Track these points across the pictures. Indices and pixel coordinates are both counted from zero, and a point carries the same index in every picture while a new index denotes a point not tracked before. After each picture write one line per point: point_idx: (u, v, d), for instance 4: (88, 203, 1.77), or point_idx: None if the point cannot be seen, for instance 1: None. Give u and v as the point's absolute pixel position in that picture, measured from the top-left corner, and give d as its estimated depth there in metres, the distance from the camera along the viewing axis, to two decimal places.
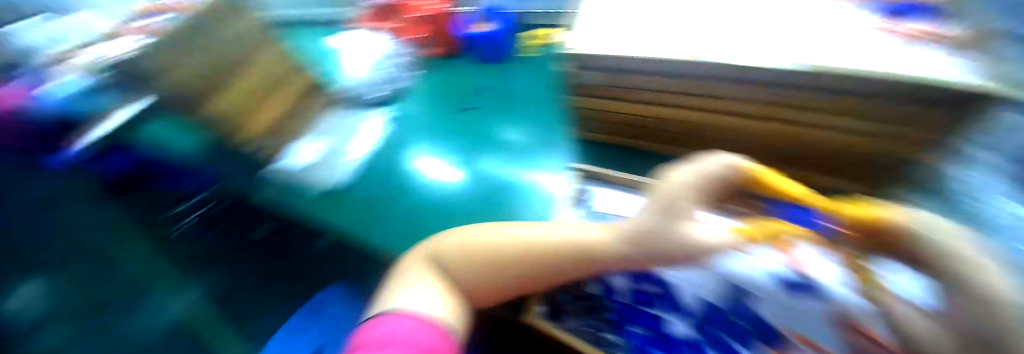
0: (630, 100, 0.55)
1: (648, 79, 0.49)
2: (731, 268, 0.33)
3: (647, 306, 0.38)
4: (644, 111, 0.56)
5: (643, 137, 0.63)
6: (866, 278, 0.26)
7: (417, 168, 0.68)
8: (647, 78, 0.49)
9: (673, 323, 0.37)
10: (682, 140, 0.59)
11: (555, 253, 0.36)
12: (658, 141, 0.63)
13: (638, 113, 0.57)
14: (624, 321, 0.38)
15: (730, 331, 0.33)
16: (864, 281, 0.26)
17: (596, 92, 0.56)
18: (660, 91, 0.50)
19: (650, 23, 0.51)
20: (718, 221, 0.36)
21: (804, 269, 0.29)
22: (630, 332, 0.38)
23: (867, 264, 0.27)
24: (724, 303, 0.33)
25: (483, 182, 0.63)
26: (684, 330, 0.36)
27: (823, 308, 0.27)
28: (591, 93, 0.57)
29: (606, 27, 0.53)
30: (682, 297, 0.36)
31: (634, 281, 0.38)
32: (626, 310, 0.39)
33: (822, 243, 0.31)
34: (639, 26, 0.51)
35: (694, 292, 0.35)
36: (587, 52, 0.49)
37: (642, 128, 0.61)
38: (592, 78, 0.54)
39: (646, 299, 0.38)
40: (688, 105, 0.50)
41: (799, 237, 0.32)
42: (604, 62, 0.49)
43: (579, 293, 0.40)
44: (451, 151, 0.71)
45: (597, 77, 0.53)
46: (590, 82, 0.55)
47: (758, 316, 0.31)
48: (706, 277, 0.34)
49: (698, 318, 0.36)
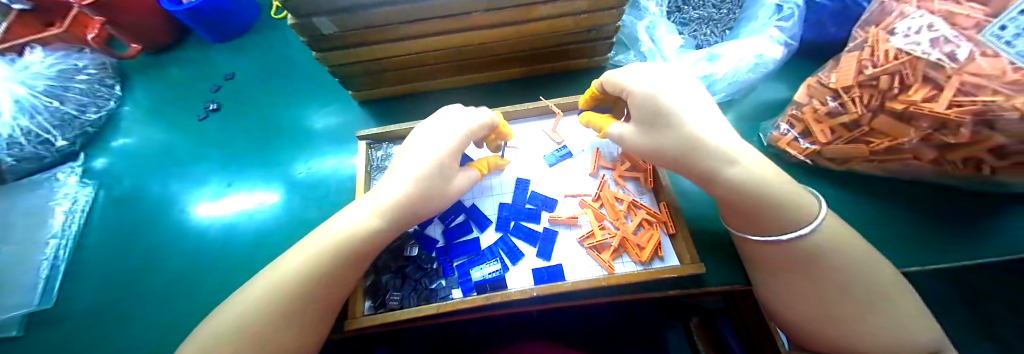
0: (396, 40, 0.44)
1: (446, 6, 0.39)
2: (528, 190, 0.46)
3: (471, 228, 0.44)
4: (427, 45, 0.46)
5: (515, 63, 0.53)
6: (617, 243, 0.40)
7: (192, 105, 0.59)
8: (430, 7, 0.38)
9: (478, 266, 0.41)
10: (527, 61, 0.53)
11: (347, 272, 0.31)
12: (476, 69, 0.53)
13: (434, 50, 0.47)
14: (424, 281, 0.40)
15: (522, 235, 0.43)
16: (594, 249, 0.41)
17: (358, 50, 0.44)
18: (434, 38, 0.44)
19: None
20: (574, 255, 0.41)
21: (579, 219, 0.43)
22: (441, 285, 0.40)
23: (653, 230, 0.41)
24: (531, 204, 0.45)
25: (309, 75, 0.58)
26: (490, 278, 0.39)
27: (585, 248, 0.41)
28: (347, 53, 0.45)
29: None
30: (435, 225, 0.45)
31: (467, 259, 0.42)
32: (446, 250, 0.43)
33: (619, 209, 0.43)
34: None
35: (439, 241, 0.44)
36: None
37: (450, 61, 0.50)
38: (336, 31, 0.40)
39: (465, 230, 0.44)
40: (518, 32, 0.46)
41: (574, 195, 0.45)
42: (352, 7, 0.36)
43: (420, 284, 0.40)
44: (183, 73, 0.61)
45: (341, 30, 0.40)
46: (332, 46, 0.43)
47: (539, 226, 0.44)
48: (493, 205, 0.46)
49: (496, 225, 0.44)
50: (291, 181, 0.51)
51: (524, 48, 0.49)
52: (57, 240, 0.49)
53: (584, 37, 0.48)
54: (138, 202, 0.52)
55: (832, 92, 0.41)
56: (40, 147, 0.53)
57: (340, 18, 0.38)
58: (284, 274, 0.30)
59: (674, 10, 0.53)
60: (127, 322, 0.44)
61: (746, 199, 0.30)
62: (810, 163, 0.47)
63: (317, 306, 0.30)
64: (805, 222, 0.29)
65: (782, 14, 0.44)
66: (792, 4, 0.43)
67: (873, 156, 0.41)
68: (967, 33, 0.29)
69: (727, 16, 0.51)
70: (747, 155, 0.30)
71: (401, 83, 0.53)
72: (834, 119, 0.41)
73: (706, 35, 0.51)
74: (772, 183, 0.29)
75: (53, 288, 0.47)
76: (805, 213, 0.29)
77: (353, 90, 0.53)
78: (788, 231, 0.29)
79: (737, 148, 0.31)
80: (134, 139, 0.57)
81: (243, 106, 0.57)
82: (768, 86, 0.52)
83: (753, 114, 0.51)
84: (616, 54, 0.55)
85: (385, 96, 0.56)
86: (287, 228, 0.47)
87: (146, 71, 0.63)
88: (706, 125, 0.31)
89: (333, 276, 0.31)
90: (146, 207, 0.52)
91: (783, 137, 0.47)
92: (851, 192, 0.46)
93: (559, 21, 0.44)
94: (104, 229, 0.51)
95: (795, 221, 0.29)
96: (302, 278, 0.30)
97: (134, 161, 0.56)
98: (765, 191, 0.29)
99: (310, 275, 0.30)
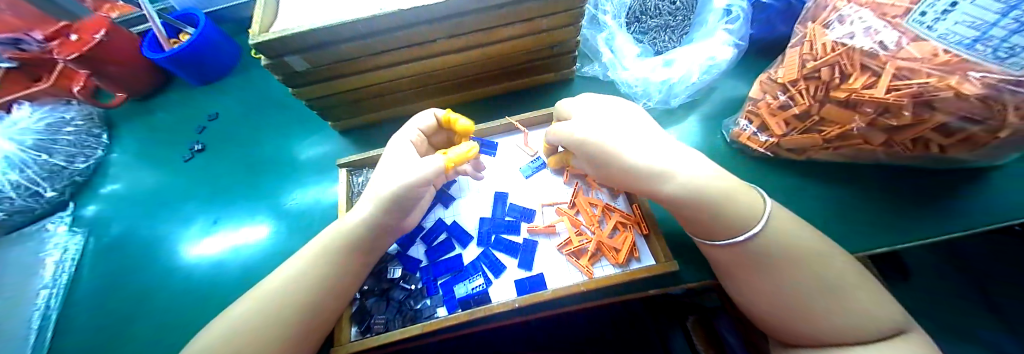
0: (367, 71, 0.46)
1: (411, 36, 0.41)
2: (506, 203, 0.47)
3: (453, 245, 0.45)
4: (398, 73, 0.48)
5: (486, 82, 0.55)
6: (595, 247, 0.41)
7: (176, 147, 0.60)
8: (395, 38, 0.41)
9: (461, 282, 0.41)
10: (497, 79, 0.55)
11: (329, 291, 0.33)
12: (449, 91, 0.55)
13: (405, 77, 0.49)
14: (408, 302, 0.41)
15: (503, 247, 0.43)
16: (574, 255, 0.41)
17: (332, 82, 0.46)
18: (404, 65, 0.46)
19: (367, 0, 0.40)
20: (556, 263, 0.42)
21: (557, 227, 0.44)
22: (425, 305, 0.41)
23: (627, 231, 0.43)
24: (510, 215, 0.46)
25: (291, 104, 0.61)
26: (474, 293, 0.40)
27: (566, 255, 0.42)
28: (322, 87, 0.47)
29: (312, 8, 0.41)
30: (420, 244, 0.46)
31: (450, 275, 0.43)
32: (430, 269, 0.44)
33: (594, 214, 0.44)
34: (350, 11, 0.39)
35: (422, 260, 0.45)
36: (281, 39, 0.36)
37: (423, 86, 0.52)
38: (308, 66, 0.42)
39: (447, 247, 0.45)
40: (484, 53, 0.48)
41: (551, 203, 0.46)
42: (320, 44, 0.39)
43: (404, 305, 0.41)
44: (170, 114, 0.63)
45: (313, 65, 0.42)
46: (308, 81, 0.45)
47: (519, 236, 0.45)
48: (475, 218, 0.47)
49: (478, 240, 0.45)
50: (278, 212, 0.52)
51: (492, 68, 0.52)
52: (48, 290, 0.50)
53: (548, 52, 0.51)
54: (128, 248, 0.53)
55: (781, 87, 0.43)
56: (30, 199, 0.53)
57: (311, 55, 0.40)
58: (267, 294, 0.31)
59: (633, 21, 0.54)
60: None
61: (692, 211, 0.33)
62: (771, 155, 0.49)
63: (304, 326, 0.30)
64: (753, 222, 0.30)
65: (729, 17, 0.47)
66: (737, 7, 0.46)
67: (828, 143, 0.43)
68: (895, 21, 0.31)
69: (683, 21, 0.54)
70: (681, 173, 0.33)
71: (379, 110, 0.55)
72: (787, 111, 0.43)
73: (664, 41, 0.53)
74: (716, 192, 0.31)
75: (44, 339, 0.47)
76: (752, 210, 0.30)
77: (333, 121, 0.55)
78: (736, 233, 0.31)
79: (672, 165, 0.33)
80: (122, 185, 0.59)
81: (228, 144, 0.58)
82: (727, 85, 0.54)
83: (717, 111, 0.53)
84: (582, 66, 0.57)
85: (365, 124, 0.58)
86: (275, 259, 0.48)
87: (134, 118, 0.65)
88: (642, 143, 0.35)
89: (319, 296, 0.32)
90: (135, 251, 0.53)
91: (743, 132, 0.49)
92: (815, 181, 0.48)
93: (524, 39, 0.47)
94: (96, 276, 0.52)
95: (739, 223, 0.30)
96: (283, 301, 0.30)
97: (123, 206, 0.57)
98: (712, 197, 0.31)
99: (294, 294, 0.31)
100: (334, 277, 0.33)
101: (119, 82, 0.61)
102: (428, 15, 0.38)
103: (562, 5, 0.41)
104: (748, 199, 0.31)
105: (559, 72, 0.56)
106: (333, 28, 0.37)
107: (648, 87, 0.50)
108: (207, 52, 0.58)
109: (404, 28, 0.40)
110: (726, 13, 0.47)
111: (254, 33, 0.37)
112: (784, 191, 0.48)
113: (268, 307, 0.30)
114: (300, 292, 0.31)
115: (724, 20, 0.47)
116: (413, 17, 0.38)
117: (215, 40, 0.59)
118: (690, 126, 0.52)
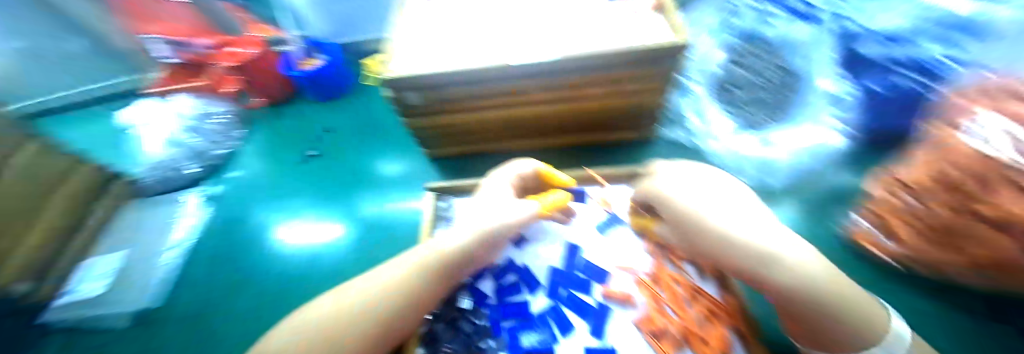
0: (468, 111, 0.50)
1: (512, 86, 0.45)
2: (579, 258, 0.47)
3: (521, 289, 0.46)
4: (493, 116, 0.51)
5: (569, 133, 0.57)
6: (678, 333, 0.37)
7: (293, 148, 0.71)
8: (499, 87, 0.45)
9: (527, 332, 0.41)
10: (580, 131, 0.57)
11: (407, 302, 0.32)
12: (533, 136, 0.58)
13: (497, 119, 0.52)
14: (472, 339, 0.41)
15: (572, 304, 0.43)
16: (655, 335, 0.37)
17: (436, 116, 0.51)
18: (500, 110, 0.50)
19: (484, 51, 0.44)
20: (634, 338, 0.37)
21: (635, 296, 0.41)
22: (490, 346, 0.41)
23: (717, 322, 0.38)
24: (582, 272, 0.46)
25: (392, 126, 0.70)
26: (538, 347, 0.39)
27: (642, 334, 0.38)
28: (426, 118, 0.52)
29: (426, 47, 0.45)
30: (490, 281, 0.47)
31: (514, 320, 0.43)
32: (497, 309, 0.45)
33: (675, 292, 0.42)
34: (465, 57, 0.42)
35: (491, 299, 0.46)
36: (407, 77, 0.42)
37: (511, 128, 0.55)
38: (420, 101, 0.47)
39: (516, 291, 0.46)
40: (576, 107, 0.49)
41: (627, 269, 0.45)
42: (435, 84, 0.44)
43: (467, 341, 0.41)
44: (292, 119, 0.74)
45: (424, 101, 0.47)
46: (414, 113, 0.50)
47: (591, 297, 0.43)
48: (546, 267, 0.48)
49: (547, 289, 0.46)
50: (367, 220, 0.58)
51: (578, 120, 0.53)
52: (173, 250, 0.60)
53: (636, 113, 0.51)
54: (240, 228, 0.62)
55: (904, 189, 0.38)
56: (173, 173, 0.66)
57: (426, 92, 0.45)
58: (350, 295, 0.31)
59: (724, 91, 0.57)
60: (207, 330, 0.50)
61: (794, 309, 0.25)
62: (900, 268, 0.42)
63: (369, 336, 0.28)
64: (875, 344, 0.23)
65: (841, 105, 0.49)
66: (848, 95, 0.48)
67: (979, 268, 0.34)
68: None
69: (780, 99, 0.55)
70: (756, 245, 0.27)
71: (465, 144, 0.60)
72: (912, 215, 0.37)
73: (759, 116, 0.53)
74: (834, 293, 0.23)
75: (161, 291, 0.56)
76: (876, 325, 0.23)
77: (426, 147, 0.61)
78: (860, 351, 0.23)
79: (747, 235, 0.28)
80: (248, 171, 0.69)
81: (335, 153, 0.68)
82: (833, 173, 0.50)
83: (822, 202, 0.49)
84: (667, 129, 0.58)
85: (452, 154, 0.63)
86: (360, 263, 0.53)
87: (261, 119, 0.77)
88: (737, 214, 0.30)
89: (396, 304, 0.31)
90: (245, 230, 0.62)
91: (862, 232, 0.44)
92: (960, 306, 0.39)
93: (619, 101, 0.49)
94: (208, 249, 0.60)
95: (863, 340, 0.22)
96: (362, 304, 0.30)
97: (241, 191, 0.67)
98: (816, 296, 0.23)
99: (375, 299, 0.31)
100: (412, 292, 0.32)
101: (255, 89, 0.74)
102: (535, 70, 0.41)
103: (664, 73, 0.42)
104: (872, 312, 0.23)
105: (642, 131, 0.57)
106: (451, 73, 0.41)
107: (733, 161, 0.50)
108: (331, 76, 0.71)
109: (507, 81, 0.42)
110: (840, 100, 0.48)
111: (384, 70, 0.43)
112: (909, 309, 0.40)
113: (346, 310, 0.29)
114: (381, 298, 0.31)
115: (838, 104, 0.49)
116: (521, 70, 0.41)
117: (339, 67, 0.72)
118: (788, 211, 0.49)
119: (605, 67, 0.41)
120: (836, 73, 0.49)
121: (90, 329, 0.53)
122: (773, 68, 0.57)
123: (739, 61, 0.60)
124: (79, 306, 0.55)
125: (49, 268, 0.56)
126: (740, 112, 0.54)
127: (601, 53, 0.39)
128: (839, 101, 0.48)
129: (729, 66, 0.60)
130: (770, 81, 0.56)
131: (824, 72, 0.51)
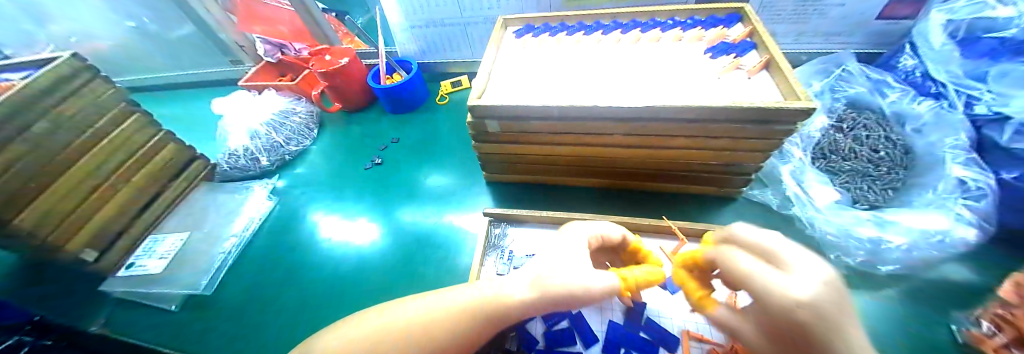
0: (544, 144, 0.50)
1: (595, 127, 0.44)
2: (644, 317, 0.43)
3: (575, 340, 0.42)
4: (567, 153, 0.51)
5: (639, 179, 0.55)
6: None
7: (364, 154, 0.75)
8: (581, 126, 0.44)
9: None
10: (652, 178, 0.54)
11: (463, 332, 0.30)
12: (601, 177, 0.57)
13: (570, 156, 0.52)
14: None
15: None
16: None
17: (510, 145, 0.51)
18: (576, 148, 0.49)
19: (570, 90, 0.45)
20: None
21: None
22: None
23: None
24: (645, 333, 0.42)
25: (456, 146, 0.73)
26: None
27: None
28: (499, 146, 0.52)
29: (517, 83, 0.48)
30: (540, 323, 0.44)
31: None
32: None
33: None
34: (555, 96, 0.44)
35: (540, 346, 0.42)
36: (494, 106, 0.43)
37: (580, 166, 0.55)
38: (498, 130, 0.48)
39: (570, 340, 0.42)
40: (657, 155, 0.48)
41: (700, 339, 0.39)
42: (518, 115, 0.44)
43: None
44: (364, 128, 0.80)
45: (503, 130, 0.48)
46: (490, 140, 0.51)
47: None
48: (603, 320, 0.44)
49: (604, 345, 0.41)
50: (423, 234, 0.59)
51: (654, 168, 0.51)
52: (235, 238, 0.63)
53: (720, 170, 0.49)
54: (301, 224, 0.65)
55: None
56: (250, 162, 0.71)
57: (507, 122, 0.46)
58: (409, 311, 0.30)
59: (821, 158, 0.53)
60: (256, 323, 0.52)
61: None
62: None
63: None
64: None
65: (966, 192, 0.41)
66: (980, 183, 0.41)
67: None
68: None
69: (890, 174, 0.48)
70: (763, 270, 0.21)
71: (532, 174, 0.60)
72: None
73: (863, 189, 0.48)
74: None
75: (215, 278, 0.59)
76: None
77: (490, 173, 0.62)
78: None
79: (751, 261, 0.22)
80: (311, 170, 0.74)
81: (400, 165, 0.72)
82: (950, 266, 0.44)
83: (942, 300, 0.41)
84: (752, 188, 0.55)
85: (513, 182, 0.63)
86: (410, 276, 0.54)
87: (335, 123, 0.82)
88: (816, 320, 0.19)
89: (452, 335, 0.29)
90: (299, 227, 0.64)
91: (990, 341, 0.36)
92: None
93: (705, 156, 0.46)
94: (267, 240, 0.63)
95: None
96: (414, 324, 0.29)
97: (308, 189, 0.71)
98: None
99: (432, 321, 0.29)
100: (471, 325, 0.30)
101: (337, 96, 0.79)
102: (624, 113, 0.41)
103: (762, 134, 0.40)
104: None
105: (726, 188, 0.53)
106: (538, 107, 0.42)
107: (843, 238, 0.45)
108: (407, 92, 0.74)
109: (593, 121, 0.42)
110: (962, 183, 0.42)
111: (472, 96, 0.45)
112: None
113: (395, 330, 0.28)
114: (438, 321, 0.30)
115: (961, 192, 0.41)
116: (609, 113, 0.41)
117: (416, 84, 0.75)
118: (894, 305, 0.42)
119: (699, 120, 0.40)
120: (962, 156, 0.43)
121: (151, 304, 0.56)
122: (883, 140, 0.52)
123: (841, 127, 0.55)
124: (142, 278, 0.58)
125: (119, 238, 0.59)
126: (841, 182, 0.50)
127: (699, 106, 0.38)
128: (963, 189, 0.41)
129: (827, 131, 0.55)
130: (878, 151, 0.51)
131: (947, 152, 0.44)
